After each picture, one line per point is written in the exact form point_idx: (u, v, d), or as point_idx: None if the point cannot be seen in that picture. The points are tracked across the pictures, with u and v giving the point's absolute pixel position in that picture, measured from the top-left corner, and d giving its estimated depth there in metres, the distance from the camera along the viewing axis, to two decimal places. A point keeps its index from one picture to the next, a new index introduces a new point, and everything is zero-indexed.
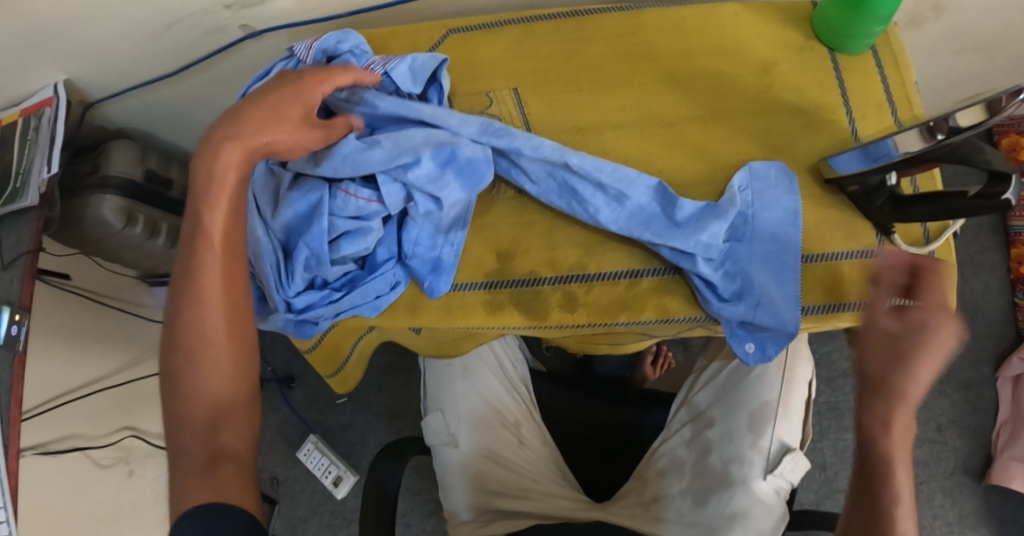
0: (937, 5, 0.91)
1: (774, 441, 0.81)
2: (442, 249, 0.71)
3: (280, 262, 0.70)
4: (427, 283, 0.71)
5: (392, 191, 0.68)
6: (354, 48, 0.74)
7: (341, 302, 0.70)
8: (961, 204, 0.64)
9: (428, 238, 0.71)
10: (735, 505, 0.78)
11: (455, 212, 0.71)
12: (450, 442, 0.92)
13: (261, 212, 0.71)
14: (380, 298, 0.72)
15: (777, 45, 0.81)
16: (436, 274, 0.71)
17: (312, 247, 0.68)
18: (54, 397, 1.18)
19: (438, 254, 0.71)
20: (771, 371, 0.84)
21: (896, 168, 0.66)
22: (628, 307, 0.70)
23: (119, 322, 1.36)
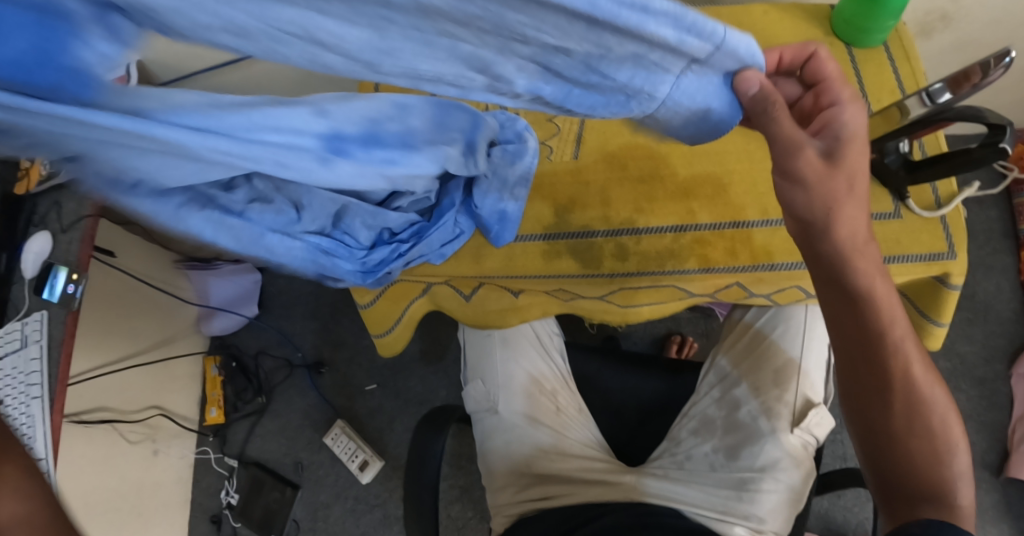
0: (945, 16, 0.99)
1: (798, 395, 0.86)
2: (508, 203, 0.73)
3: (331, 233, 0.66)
4: (495, 234, 0.76)
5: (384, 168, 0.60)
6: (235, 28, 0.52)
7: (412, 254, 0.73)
8: (966, 158, 0.69)
9: (498, 187, 0.72)
10: (765, 456, 0.83)
11: (523, 168, 0.72)
12: (490, 408, 0.92)
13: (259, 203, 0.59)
14: (445, 246, 0.76)
15: (801, 39, 0.88)
16: (503, 223, 0.75)
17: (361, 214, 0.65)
18: (98, 366, 1.16)
19: (510, 209, 0.73)
20: (793, 330, 0.89)
21: (907, 131, 0.72)
22: (675, 257, 0.74)
23: (158, 303, 1.30)
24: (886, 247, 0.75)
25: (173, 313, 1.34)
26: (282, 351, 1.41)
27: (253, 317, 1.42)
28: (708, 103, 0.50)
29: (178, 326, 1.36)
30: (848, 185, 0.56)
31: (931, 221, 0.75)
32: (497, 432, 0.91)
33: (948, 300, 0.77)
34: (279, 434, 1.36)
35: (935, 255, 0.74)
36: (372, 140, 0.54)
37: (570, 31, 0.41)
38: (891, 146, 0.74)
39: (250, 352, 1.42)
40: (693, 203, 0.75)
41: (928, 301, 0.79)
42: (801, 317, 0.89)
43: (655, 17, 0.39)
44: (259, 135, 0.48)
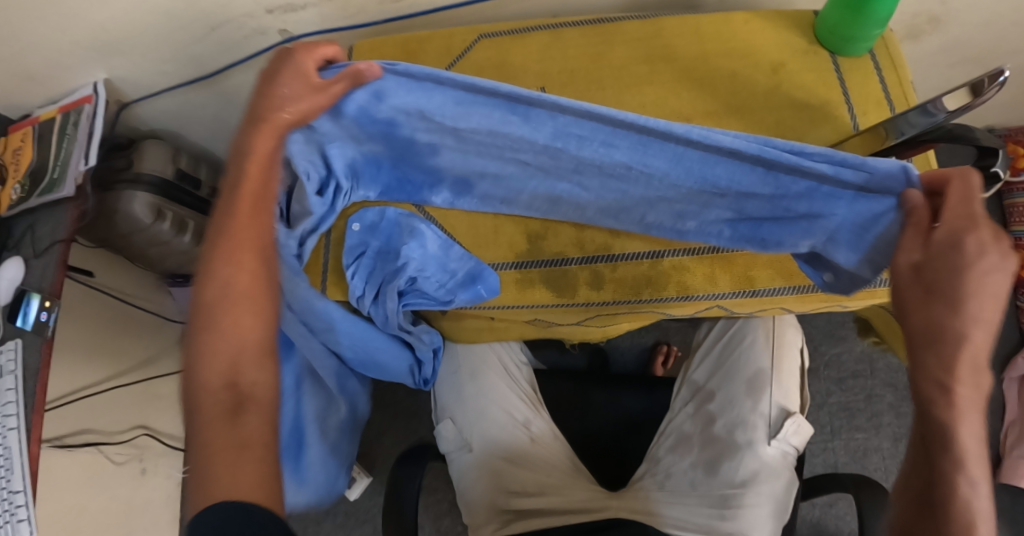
0: (934, 18, 0.97)
1: (773, 406, 0.85)
2: (465, 263, 0.76)
3: (379, 284, 0.77)
4: (480, 296, 0.77)
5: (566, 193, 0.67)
6: (389, 227, 0.76)
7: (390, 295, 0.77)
8: None
9: (440, 272, 0.77)
10: (745, 470, 0.83)
11: (434, 239, 0.76)
12: (463, 447, 0.94)
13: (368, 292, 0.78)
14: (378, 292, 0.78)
15: (785, 48, 0.84)
16: (478, 283, 0.76)
17: (401, 273, 0.76)
18: (76, 389, 1.21)
19: (468, 269, 0.76)
20: (759, 341, 0.88)
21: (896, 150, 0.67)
22: (651, 284, 0.72)
23: (139, 320, 1.39)
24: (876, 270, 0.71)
25: (158, 331, 1.42)
26: None
27: None
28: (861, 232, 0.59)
29: (163, 344, 1.43)
30: (926, 296, 0.55)
31: None
32: (473, 468, 0.92)
33: None
34: None
35: None
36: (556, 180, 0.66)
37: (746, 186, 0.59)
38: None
39: None
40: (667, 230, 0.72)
41: None
42: (766, 329, 0.89)
43: (809, 157, 0.55)
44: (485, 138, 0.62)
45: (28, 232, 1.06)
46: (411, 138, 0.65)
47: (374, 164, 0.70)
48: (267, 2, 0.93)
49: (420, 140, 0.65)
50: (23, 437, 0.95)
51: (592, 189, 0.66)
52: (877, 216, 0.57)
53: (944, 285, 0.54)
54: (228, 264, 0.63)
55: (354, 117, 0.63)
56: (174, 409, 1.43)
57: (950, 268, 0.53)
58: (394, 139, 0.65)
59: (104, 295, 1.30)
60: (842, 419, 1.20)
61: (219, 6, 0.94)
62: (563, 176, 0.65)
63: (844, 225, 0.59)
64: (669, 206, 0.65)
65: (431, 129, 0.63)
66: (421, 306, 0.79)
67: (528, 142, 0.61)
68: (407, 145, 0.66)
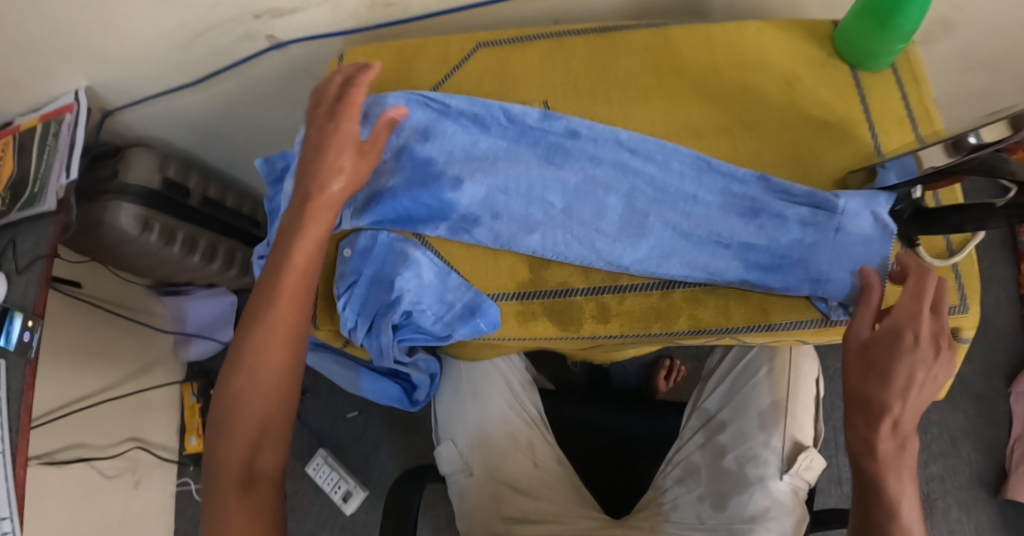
0: (948, 24, 0.94)
1: (786, 440, 0.84)
2: (465, 294, 0.73)
3: (373, 315, 0.74)
4: (480, 329, 0.74)
5: (583, 228, 0.72)
6: (383, 253, 0.74)
7: (383, 328, 0.74)
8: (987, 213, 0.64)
9: (437, 304, 0.74)
10: (755, 506, 0.81)
11: (429, 266, 0.73)
12: (463, 470, 0.91)
13: (361, 323, 0.75)
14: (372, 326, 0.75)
15: (799, 59, 0.79)
16: (478, 316, 0.73)
17: (395, 303, 0.73)
18: (64, 404, 1.17)
19: (466, 300, 0.73)
20: (775, 371, 0.88)
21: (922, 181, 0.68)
22: (662, 318, 0.72)
23: (131, 330, 1.34)
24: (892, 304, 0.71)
25: (149, 340, 1.38)
26: None
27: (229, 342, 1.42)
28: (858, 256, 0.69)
29: (156, 353, 1.40)
30: (864, 371, 0.66)
31: (942, 269, 0.71)
32: (472, 492, 0.90)
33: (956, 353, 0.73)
34: None
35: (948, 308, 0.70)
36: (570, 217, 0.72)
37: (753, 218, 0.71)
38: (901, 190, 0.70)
39: None
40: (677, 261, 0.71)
41: None
42: (782, 358, 0.88)
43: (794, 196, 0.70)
44: (514, 171, 0.72)
45: (9, 246, 1.01)
46: (442, 172, 0.72)
47: (383, 201, 0.73)
48: (253, 7, 0.89)
49: (448, 173, 0.72)
50: (6, 461, 0.91)
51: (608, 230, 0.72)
52: (861, 253, 0.69)
53: (884, 368, 0.64)
54: (258, 347, 0.69)
55: (395, 152, 0.74)
56: (166, 420, 1.40)
57: (891, 361, 0.64)
58: (420, 172, 0.73)
59: (93, 306, 1.25)
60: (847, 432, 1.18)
61: (203, 11, 0.90)
62: (582, 213, 0.72)
63: (842, 266, 0.69)
64: (678, 236, 0.71)
65: (465, 164, 0.73)
66: (419, 342, 0.76)
67: (558, 182, 0.72)
68: (433, 178, 0.72)
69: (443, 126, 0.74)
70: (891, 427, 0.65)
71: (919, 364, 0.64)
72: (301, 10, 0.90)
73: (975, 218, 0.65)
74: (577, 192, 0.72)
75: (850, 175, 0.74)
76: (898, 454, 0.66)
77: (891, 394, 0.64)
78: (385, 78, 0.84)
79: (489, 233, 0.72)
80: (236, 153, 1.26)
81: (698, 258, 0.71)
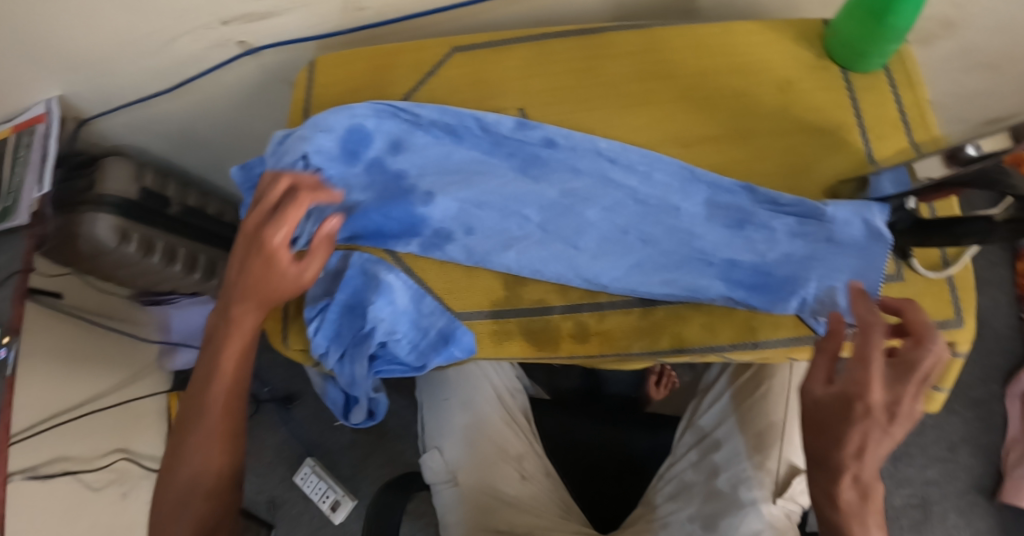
0: (946, 22, 0.91)
1: (782, 463, 0.83)
2: (438, 319, 0.72)
3: (348, 342, 0.73)
4: (455, 357, 0.72)
5: (557, 243, 0.72)
6: (358, 280, 0.73)
7: (360, 356, 0.72)
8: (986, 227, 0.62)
9: (412, 331, 0.73)
10: (746, 528, 0.79)
11: (403, 294, 0.72)
12: (450, 480, 0.89)
13: (334, 351, 0.73)
14: (344, 356, 0.73)
15: (793, 63, 0.76)
16: (451, 344, 0.72)
17: (370, 331, 0.71)
18: (48, 418, 1.14)
19: (440, 327, 0.72)
20: (774, 393, 0.87)
21: (917, 192, 0.65)
22: (643, 337, 0.70)
23: (115, 341, 1.32)
24: None
25: (133, 350, 1.36)
26: None
27: None
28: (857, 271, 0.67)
29: (141, 364, 1.38)
30: (816, 429, 0.63)
31: (936, 282, 0.69)
32: (455, 505, 0.88)
33: (951, 366, 0.71)
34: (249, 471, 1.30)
35: (940, 322, 0.68)
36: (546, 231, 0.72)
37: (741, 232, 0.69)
38: (895, 202, 0.67)
39: None
40: (649, 270, 0.70)
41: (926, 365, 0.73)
42: (782, 380, 0.88)
43: (784, 209, 0.69)
44: (487, 185, 0.73)
45: None
46: (414, 188, 0.73)
47: (354, 215, 0.73)
48: (223, 13, 0.86)
49: (420, 188, 0.73)
50: None
51: (586, 246, 0.71)
52: (858, 267, 0.67)
53: (831, 427, 0.62)
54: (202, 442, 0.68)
55: (367, 166, 0.74)
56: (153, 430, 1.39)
57: (843, 429, 0.61)
58: (392, 189, 0.73)
59: (75, 318, 1.22)
60: None
61: (173, 17, 0.87)
62: (558, 228, 0.72)
63: (835, 275, 0.67)
64: (658, 249, 0.70)
65: (437, 179, 0.73)
66: (394, 372, 0.74)
67: (534, 196, 0.72)
68: (405, 194, 0.73)
69: (412, 137, 0.74)
70: (852, 479, 0.63)
71: (873, 429, 0.61)
72: (275, 15, 0.87)
73: (973, 232, 0.63)
74: (552, 206, 0.72)
75: (840, 184, 0.72)
76: (861, 504, 0.63)
77: (844, 456, 0.62)
78: (362, 87, 0.82)
79: (461, 250, 0.72)
80: (218, 160, 1.23)
81: (680, 278, 0.69)
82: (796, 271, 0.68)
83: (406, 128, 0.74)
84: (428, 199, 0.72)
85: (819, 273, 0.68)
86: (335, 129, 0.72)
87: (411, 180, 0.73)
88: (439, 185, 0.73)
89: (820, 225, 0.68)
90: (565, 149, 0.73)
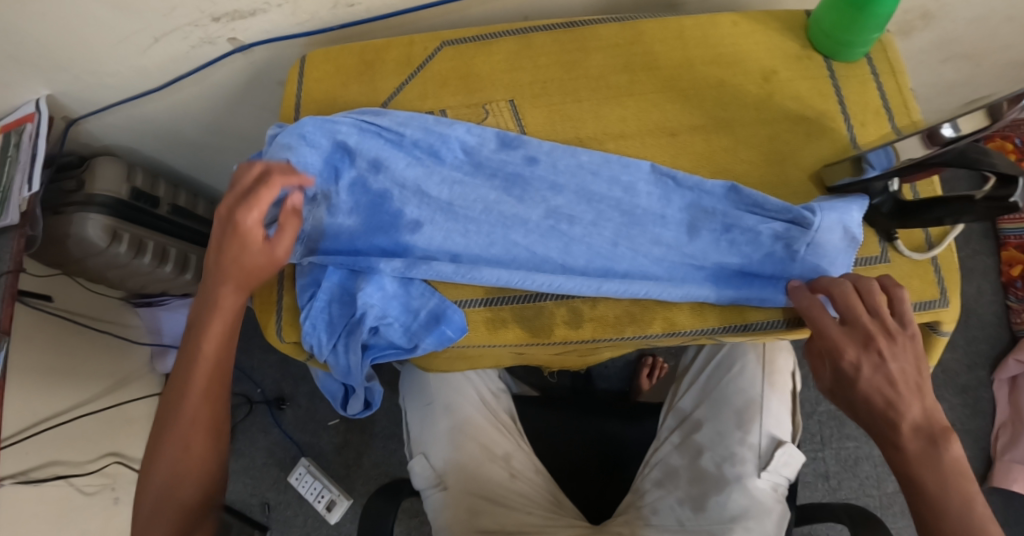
0: (926, 14, 0.92)
1: (763, 435, 0.85)
2: (429, 301, 0.72)
3: (341, 331, 0.72)
4: (447, 337, 0.71)
5: (547, 264, 0.71)
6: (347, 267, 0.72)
7: (353, 345, 0.72)
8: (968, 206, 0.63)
9: (403, 314, 0.72)
10: (734, 506, 0.81)
11: (391, 280, 0.72)
12: (439, 484, 0.88)
13: (323, 340, 0.72)
14: (337, 346, 0.73)
15: (776, 53, 0.77)
16: (443, 323, 0.71)
17: (361, 320, 0.72)
18: (38, 421, 1.13)
19: (431, 307, 0.72)
20: (750, 368, 0.89)
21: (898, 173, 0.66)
22: (636, 321, 0.70)
23: (107, 344, 1.31)
24: None
25: (124, 353, 1.35)
26: (241, 388, 1.34)
27: None
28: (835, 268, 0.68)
29: (132, 368, 1.37)
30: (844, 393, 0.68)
31: (922, 263, 0.70)
32: (445, 508, 0.87)
33: (936, 345, 0.72)
34: (243, 473, 1.29)
35: (928, 303, 0.68)
36: (537, 256, 0.71)
37: (728, 244, 0.69)
38: (880, 185, 0.68)
39: None
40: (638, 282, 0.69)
41: None
42: (756, 356, 0.90)
43: (768, 209, 0.69)
44: (467, 209, 0.72)
45: None
46: (399, 212, 0.72)
47: (341, 237, 0.73)
48: (212, 10, 0.86)
49: (407, 216, 0.72)
50: None
51: (577, 265, 0.71)
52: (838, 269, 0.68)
53: (851, 390, 0.66)
54: (184, 426, 0.70)
55: (348, 184, 0.73)
56: (144, 434, 1.37)
57: (854, 388, 0.66)
58: (370, 214, 0.73)
59: (66, 321, 1.20)
60: (832, 426, 1.17)
61: (161, 15, 0.87)
62: (550, 249, 0.71)
63: (816, 267, 0.68)
64: (645, 264, 0.70)
65: (422, 204, 0.72)
66: (390, 357, 0.74)
67: (519, 218, 0.72)
68: (391, 219, 0.72)
69: (394, 159, 0.73)
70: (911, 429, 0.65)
71: (876, 372, 0.65)
72: (263, 12, 0.87)
73: (954, 211, 0.65)
74: (540, 228, 0.72)
75: (826, 168, 0.72)
76: (928, 450, 0.64)
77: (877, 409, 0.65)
78: (350, 82, 0.82)
79: (450, 269, 0.71)
80: (207, 159, 1.23)
81: (673, 289, 0.69)
82: (786, 261, 0.68)
83: (388, 147, 0.73)
84: (416, 228, 0.72)
85: (804, 268, 0.68)
86: (320, 146, 0.73)
87: (392, 198, 0.73)
88: (422, 208, 0.72)
89: (802, 230, 0.68)
90: (542, 161, 0.73)
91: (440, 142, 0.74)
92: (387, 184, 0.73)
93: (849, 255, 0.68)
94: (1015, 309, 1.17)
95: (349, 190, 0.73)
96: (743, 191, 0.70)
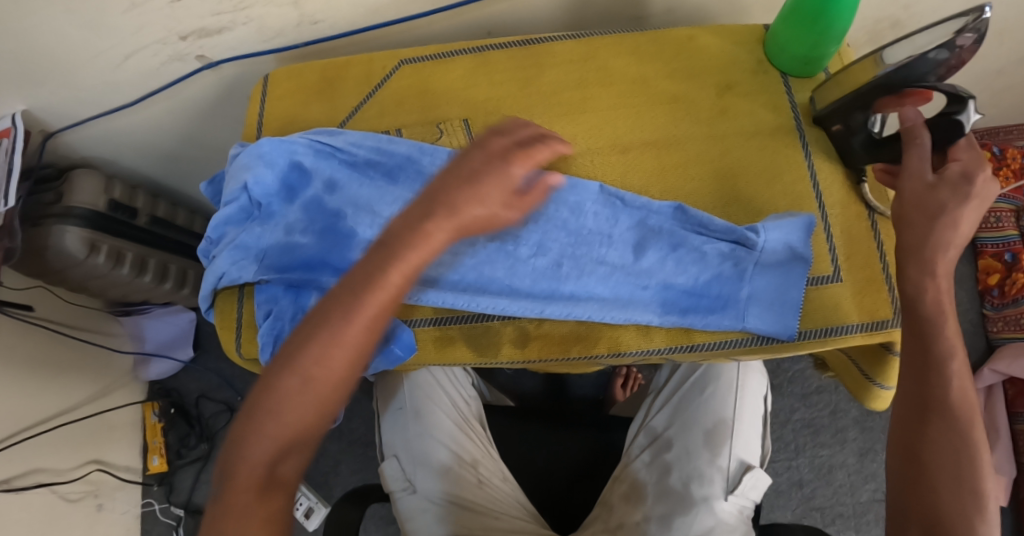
0: (896, 24, 0.92)
1: (732, 459, 0.86)
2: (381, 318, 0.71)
3: None
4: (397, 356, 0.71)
5: (497, 286, 0.71)
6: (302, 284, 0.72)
7: None
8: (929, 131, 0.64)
9: None
10: (699, 526, 0.82)
11: None
12: (407, 488, 0.89)
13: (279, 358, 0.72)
14: None
15: (732, 67, 0.77)
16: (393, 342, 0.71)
17: None
18: (20, 430, 1.14)
19: None
20: (723, 390, 0.90)
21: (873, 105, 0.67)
22: (581, 341, 0.70)
23: (89, 351, 1.32)
24: (822, 316, 0.68)
25: (107, 362, 1.37)
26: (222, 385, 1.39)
27: (188, 360, 1.44)
28: (785, 292, 0.68)
29: (115, 375, 1.38)
30: (926, 216, 0.63)
31: (874, 281, 0.69)
32: (417, 513, 0.87)
33: (892, 365, 0.72)
34: None
35: (881, 323, 0.67)
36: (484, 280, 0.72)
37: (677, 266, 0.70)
38: (861, 119, 0.68)
39: (192, 397, 1.47)
40: (581, 305, 0.70)
41: (871, 365, 0.74)
42: (731, 379, 0.91)
43: (715, 228, 0.70)
44: None
45: None
46: (353, 231, 0.73)
47: (296, 255, 0.73)
48: (179, 28, 0.88)
49: (360, 235, 0.73)
50: None
51: (522, 286, 0.71)
52: (786, 292, 0.68)
53: (935, 214, 0.62)
54: (318, 358, 0.54)
55: (304, 203, 0.75)
56: (127, 441, 1.39)
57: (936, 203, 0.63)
58: (326, 230, 0.73)
59: (46, 330, 1.22)
60: (807, 434, 1.18)
61: (128, 33, 0.88)
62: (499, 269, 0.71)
63: (764, 291, 0.68)
64: (588, 286, 0.70)
65: (375, 223, 0.73)
66: None
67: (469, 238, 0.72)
68: (345, 238, 0.73)
69: (351, 179, 0.75)
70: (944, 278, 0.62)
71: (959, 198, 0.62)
72: (228, 29, 0.88)
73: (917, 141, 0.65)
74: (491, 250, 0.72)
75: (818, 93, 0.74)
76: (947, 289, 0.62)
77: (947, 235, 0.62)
78: (310, 99, 0.83)
79: None
80: (188, 169, 1.24)
81: (615, 312, 0.69)
82: (732, 282, 0.69)
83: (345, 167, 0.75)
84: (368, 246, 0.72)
85: (753, 290, 0.68)
86: (277, 164, 0.74)
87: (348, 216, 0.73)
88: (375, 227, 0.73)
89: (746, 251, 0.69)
90: None
91: (394, 161, 0.75)
92: (344, 201, 0.74)
93: (798, 279, 0.68)
94: (990, 317, 1.22)
95: (309, 206, 0.74)
96: (689, 210, 0.70)
